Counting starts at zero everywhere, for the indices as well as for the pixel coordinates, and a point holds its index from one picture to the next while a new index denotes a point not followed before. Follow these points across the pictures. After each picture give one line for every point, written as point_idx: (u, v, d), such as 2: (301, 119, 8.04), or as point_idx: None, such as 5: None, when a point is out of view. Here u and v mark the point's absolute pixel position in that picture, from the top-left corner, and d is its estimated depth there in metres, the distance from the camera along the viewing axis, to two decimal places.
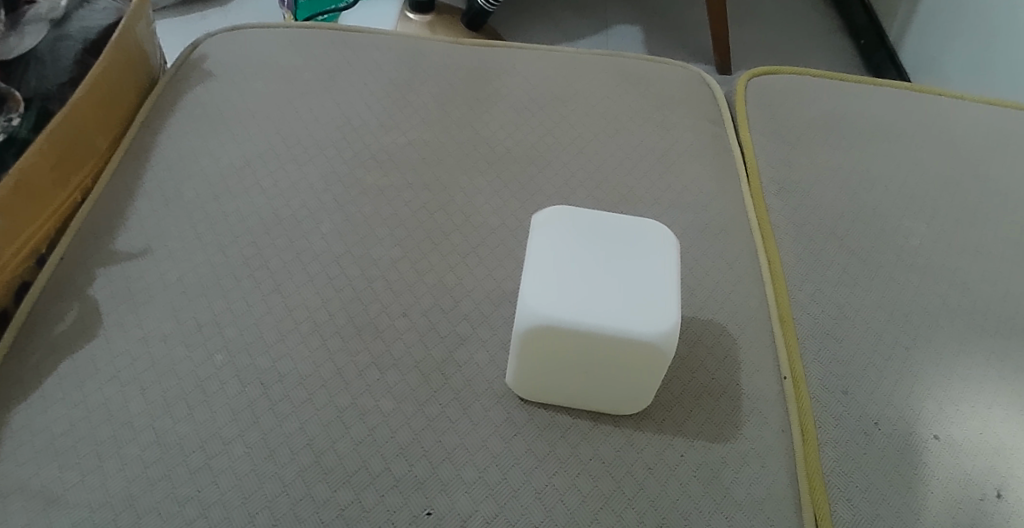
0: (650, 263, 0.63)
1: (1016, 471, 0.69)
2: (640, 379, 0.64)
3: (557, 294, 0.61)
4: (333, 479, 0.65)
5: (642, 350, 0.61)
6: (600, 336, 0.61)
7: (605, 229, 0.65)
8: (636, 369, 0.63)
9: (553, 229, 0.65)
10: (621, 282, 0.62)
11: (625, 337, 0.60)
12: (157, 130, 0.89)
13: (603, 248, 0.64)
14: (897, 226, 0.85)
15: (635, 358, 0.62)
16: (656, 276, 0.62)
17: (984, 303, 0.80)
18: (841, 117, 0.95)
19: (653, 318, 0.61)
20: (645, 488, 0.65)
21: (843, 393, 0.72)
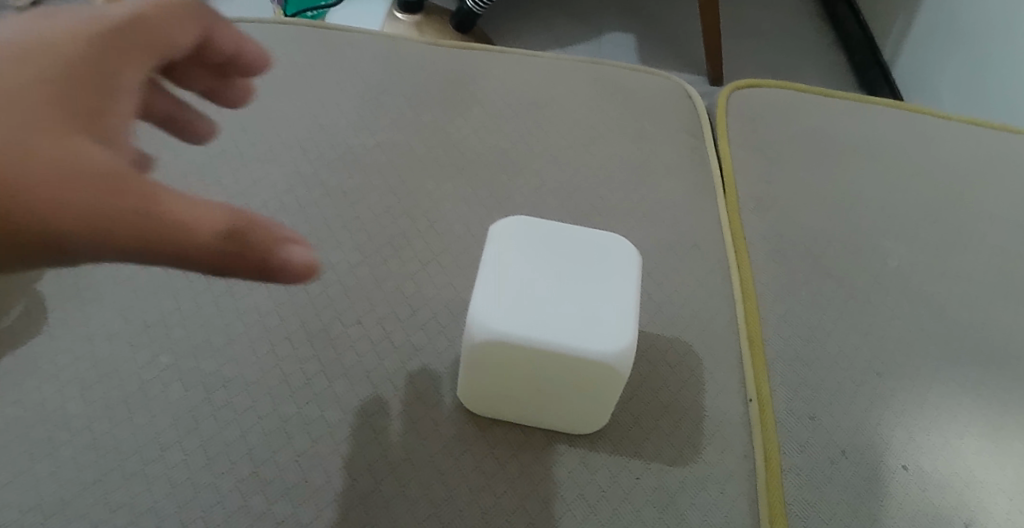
0: (608, 280, 0.60)
1: (984, 506, 0.67)
2: (593, 399, 0.61)
3: (508, 309, 0.58)
4: (271, 491, 0.62)
5: (594, 370, 0.58)
6: (549, 353, 0.58)
7: (564, 243, 0.63)
8: (589, 389, 0.60)
9: (510, 241, 0.62)
10: (576, 298, 0.59)
11: (577, 355, 0.58)
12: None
13: (560, 264, 0.61)
14: (875, 247, 0.83)
15: (589, 379, 0.59)
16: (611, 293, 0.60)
17: (961, 329, 0.77)
18: (824, 133, 0.92)
19: (607, 338, 0.58)
20: (596, 512, 0.62)
21: (809, 418, 0.69)
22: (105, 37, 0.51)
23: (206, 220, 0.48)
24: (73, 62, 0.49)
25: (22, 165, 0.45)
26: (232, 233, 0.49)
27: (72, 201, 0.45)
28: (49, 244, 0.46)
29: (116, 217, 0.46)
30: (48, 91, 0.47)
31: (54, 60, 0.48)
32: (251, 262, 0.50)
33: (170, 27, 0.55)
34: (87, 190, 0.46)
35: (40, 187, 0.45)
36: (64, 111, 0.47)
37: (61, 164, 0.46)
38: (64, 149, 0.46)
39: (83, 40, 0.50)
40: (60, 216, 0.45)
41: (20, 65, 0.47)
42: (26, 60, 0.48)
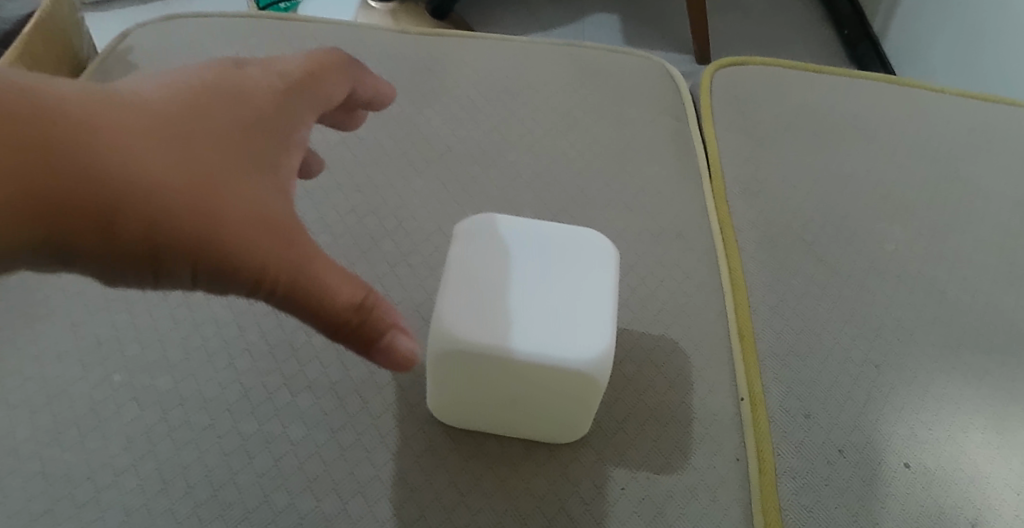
0: (584, 284, 0.56)
1: (993, 503, 0.63)
2: (571, 410, 0.57)
3: (475, 317, 0.54)
4: (230, 516, 0.58)
5: (569, 381, 0.54)
6: (519, 364, 0.53)
7: (537, 243, 0.58)
8: (565, 399, 0.56)
9: (478, 242, 0.58)
10: (551, 305, 0.55)
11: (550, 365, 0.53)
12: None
13: (534, 267, 0.57)
14: (870, 230, 0.78)
15: (565, 390, 0.55)
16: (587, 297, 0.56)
17: (962, 315, 0.73)
18: (813, 112, 0.88)
19: (583, 347, 0.54)
20: (579, 526, 0.58)
21: (804, 417, 0.65)
22: (282, 97, 0.53)
23: (347, 291, 0.48)
24: (268, 120, 0.51)
25: (205, 190, 0.45)
26: (363, 307, 0.48)
27: (250, 240, 0.46)
28: (213, 270, 0.46)
29: (288, 261, 0.47)
30: (233, 132, 0.48)
31: (252, 112, 0.50)
32: (367, 337, 0.49)
33: (333, 90, 0.58)
34: (264, 235, 0.46)
35: (210, 214, 0.45)
36: (241, 151, 0.48)
37: (237, 198, 0.46)
38: (241, 185, 0.47)
39: (269, 95, 0.52)
40: (230, 250, 0.45)
41: (223, 109, 0.49)
42: (226, 103, 0.49)
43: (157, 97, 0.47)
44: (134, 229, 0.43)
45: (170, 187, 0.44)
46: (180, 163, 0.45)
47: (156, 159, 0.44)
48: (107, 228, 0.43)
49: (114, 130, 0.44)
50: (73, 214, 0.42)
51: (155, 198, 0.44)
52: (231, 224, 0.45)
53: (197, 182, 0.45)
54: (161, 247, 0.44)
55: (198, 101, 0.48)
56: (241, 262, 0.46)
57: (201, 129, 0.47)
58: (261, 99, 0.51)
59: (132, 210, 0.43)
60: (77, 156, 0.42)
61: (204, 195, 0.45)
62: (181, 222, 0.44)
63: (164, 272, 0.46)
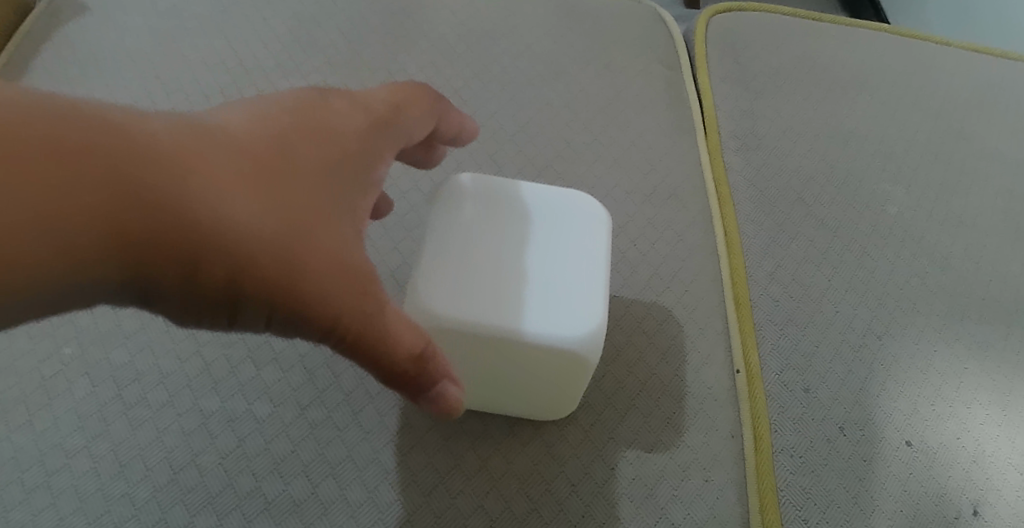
0: (574, 257, 0.51)
1: (996, 482, 0.60)
2: (559, 389, 0.53)
3: (455, 296, 0.49)
4: (192, 501, 0.54)
5: (560, 364, 0.50)
6: (503, 345, 0.49)
7: (523, 213, 0.53)
8: (553, 380, 0.52)
9: (459, 209, 0.52)
10: (540, 281, 0.50)
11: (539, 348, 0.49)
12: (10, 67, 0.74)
13: (520, 239, 0.52)
14: (872, 191, 0.74)
15: (554, 370, 0.50)
16: (577, 270, 0.51)
17: (965, 282, 0.69)
18: (813, 63, 0.83)
19: (574, 326, 0.49)
20: (566, 509, 0.55)
21: (803, 392, 0.62)
22: (373, 123, 0.45)
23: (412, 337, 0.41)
24: (358, 152, 0.43)
25: (293, 234, 0.38)
26: (424, 357, 0.41)
27: (333, 292, 0.39)
28: (291, 321, 0.39)
29: (372, 317, 0.40)
30: (324, 167, 0.41)
31: (339, 140, 0.42)
32: (422, 389, 0.42)
33: (417, 127, 0.48)
34: (349, 287, 0.39)
35: (296, 262, 0.38)
36: (330, 189, 0.41)
37: (325, 245, 0.39)
38: (330, 230, 0.39)
39: (360, 122, 0.44)
40: (312, 303, 0.38)
41: (312, 137, 0.41)
42: (314, 130, 0.42)
43: (235, 122, 0.40)
44: (212, 275, 0.37)
45: (256, 230, 0.37)
46: (265, 202, 0.38)
47: (240, 196, 0.37)
48: (182, 274, 0.36)
49: (194, 161, 0.36)
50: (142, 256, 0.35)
51: (237, 244, 0.36)
52: (318, 274, 0.38)
53: (282, 224, 0.38)
54: (240, 295, 0.37)
55: (284, 130, 0.41)
56: (320, 316, 0.38)
57: (290, 161, 0.40)
58: (352, 128, 0.44)
59: (211, 256, 0.36)
60: (151, 193, 0.35)
61: (289, 242, 0.38)
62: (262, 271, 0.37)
63: (239, 320, 0.39)
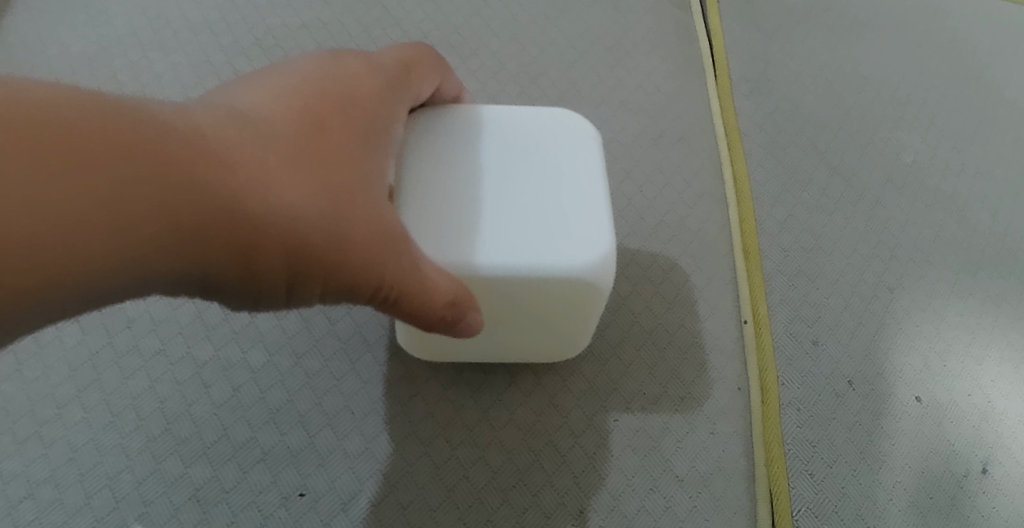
0: (569, 176, 0.46)
1: (1007, 441, 0.58)
2: (568, 325, 0.49)
3: (444, 229, 0.44)
4: (187, 451, 0.53)
5: (574, 295, 0.46)
6: (507, 286, 0.45)
7: (508, 132, 0.48)
8: (566, 314, 0.48)
9: (439, 138, 0.47)
10: (535, 205, 0.45)
11: (550, 282, 0.44)
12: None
13: (508, 161, 0.47)
14: (887, 138, 0.71)
15: (559, 301, 0.46)
16: (574, 189, 0.46)
17: (982, 235, 0.66)
18: (828, 5, 0.79)
19: (577, 250, 0.44)
20: (569, 462, 0.54)
21: (811, 344, 0.60)
22: (393, 85, 0.44)
23: (446, 285, 0.41)
24: (382, 115, 0.42)
25: (338, 210, 0.38)
26: (458, 301, 0.42)
27: (382, 265, 0.39)
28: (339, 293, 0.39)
29: (413, 281, 0.40)
30: (355, 137, 0.40)
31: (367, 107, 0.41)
32: (451, 327, 0.43)
33: (420, 83, 0.46)
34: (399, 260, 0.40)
35: (348, 238, 0.38)
36: (364, 156, 0.40)
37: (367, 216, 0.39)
38: (368, 197, 0.39)
39: (381, 86, 0.43)
40: (364, 274, 0.38)
41: (338, 107, 0.40)
42: (338, 101, 0.40)
43: (261, 97, 0.39)
44: (270, 264, 0.36)
45: (300, 217, 0.36)
46: (308, 181, 0.37)
47: (277, 182, 0.36)
48: (232, 262, 0.36)
49: (232, 153, 0.35)
50: (201, 252, 0.34)
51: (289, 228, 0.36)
52: (359, 248, 0.38)
53: (327, 202, 0.37)
54: (297, 276, 0.37)
55: (311, 103, 0.39)
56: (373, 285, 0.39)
57: (322, 135, 0.39)
58: (372, 89, 0.42)
59: (263, 242, 0.36)
60: (195, 187, 0.34)
61: (335, 217, 0.37)
62: (317, 253, 0.37)
63: (298, 300, 0.39)
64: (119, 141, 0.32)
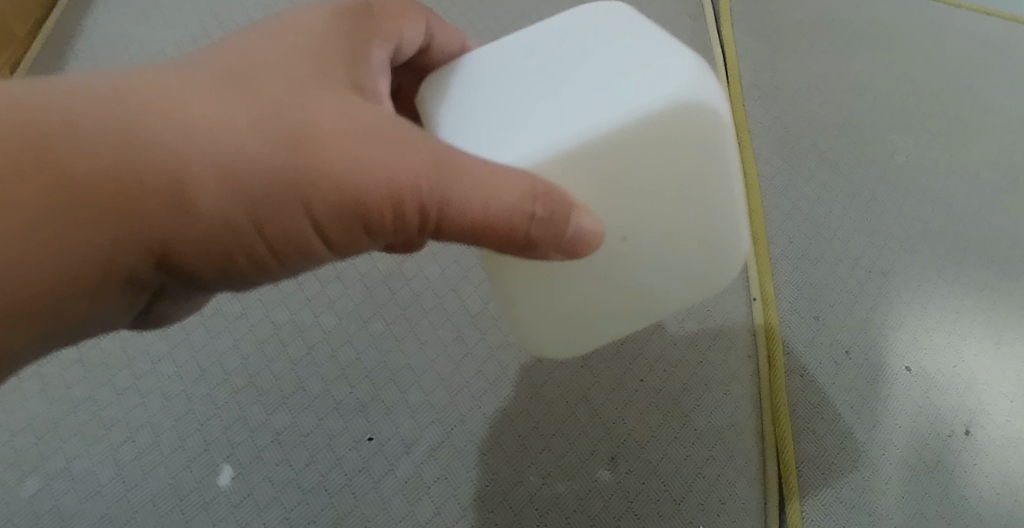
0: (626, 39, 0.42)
1: (987, 407, 0.66)
2: (693, 221, 0.42)
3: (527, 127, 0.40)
4: (268, 401, 0.61)
5: (685, 148, 0.40)
6: (614, 167, 0.39)
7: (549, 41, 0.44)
8: (688, 197, 0.41)
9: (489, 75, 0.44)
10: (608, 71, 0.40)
11: (652, 135, 0.39)
12: (87, 30, 0.83)
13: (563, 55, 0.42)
14: (882, 141, 0.79)
15: (672, 154, 0.39)
16: (637, 42, 0.41)
17: (967, 228, 0.74)
18: (831, 19, 0.87)
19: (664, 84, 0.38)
20: (601, 415, 0.62)
21: (813, 318, 0.68)
22: (340, 24, 0.45)
23: (519, 178, 0.38)
24: (318, 43, 0.43)
25: (280, 132, 0.39)
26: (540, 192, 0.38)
27: (340, 176, 0.39)
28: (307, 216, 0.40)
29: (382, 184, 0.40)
30: (285, 60, 0.41)
31: (307, 44, 0.43)
32: (555, 232, 0.39)
33: (383, 20, 0.48)
34: (362, 165, 0.39)
35: (288, 149, 0.39)
36: (298, 74, 0.41)
37: (303, 123, 0.39)
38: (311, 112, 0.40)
39: (324, 26, 0.44)
40: (324, 186, 0.39)
41: (274, 49, 0.42)
42: (278, 45, 0.42)
43: (201, 55, 0.41)
44: (216, 201, 0.38)
45: (238, 149, 0.38)
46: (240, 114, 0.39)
47: (210, 122, 0.38)
48: (178, 207, 0.38)
49: (163, 105, 0.38)
50: (144, 205, 0.37)
51: (228, 161, 0.38)
52: (303, 164, 0.39)
53: (256, 122, 0.39)
54: (255, 209, 0.39)
55: (247, 52, 0.42)
56: (335, 197, 0.39)
57: (255, 74, 0.40)
58: (313, 30, 0.44)
59: (200, 178, 0.38)
60: (128, 142, 0.37)
61: (277, 138, 0.39)
62: (261, 174, 0.38)
63: (277, 242, 0.41)
64: (39, 122, 0.36)
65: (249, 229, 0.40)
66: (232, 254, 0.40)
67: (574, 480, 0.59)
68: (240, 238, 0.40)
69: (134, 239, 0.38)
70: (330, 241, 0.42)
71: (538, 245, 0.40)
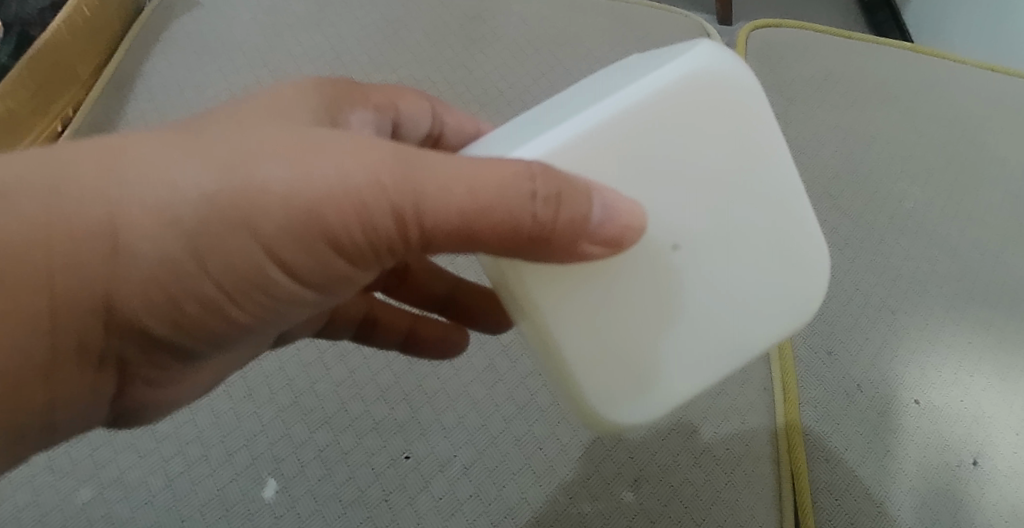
0: (621, 68, 0.49)
1: (994, 439, 0.69)
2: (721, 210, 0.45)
3: (549, 121, 0.45)
4: (312, 420, 0.65)
5: (695, 115, 0.44)
6: (632, 142, 0.43)
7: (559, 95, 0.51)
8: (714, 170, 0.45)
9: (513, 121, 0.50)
10: (611, 80, 0.46)
11: (663, 105, 0.43)
12: (142, 58, 0.86)
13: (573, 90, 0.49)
14: (891, 188, 0.83)
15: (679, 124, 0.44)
16: (629, 66, 0.48)
17: (973, 271, 0.78)
18: (844, 74, 0.91)
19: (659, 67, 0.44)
20: (624, 440, 0.65)
21: (826, 353, 0.72)
22: (297, 100, 0.51)
23: (517, 161, 0.41)
24: (271, 110, 0.48)
25: (213, 168, 0.42)
26: (537, 173, 0.41)
27: (268, 202, 0.42)
28: (243, 248, 0.43)
29: (308, 207, 0.42)
30: (237, 120, 0.46)
31: (261, 111, 0.48)
32: (571, 211, 0.41)
33: (373, 96, 0.57)
34: (294, 188, 0.42)
35: (224, 179, 0.42)
36: (243, 124, 0.45)
37: (240, 151, 0.42)
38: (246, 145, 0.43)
39: (282, 100, 0.50)
40: (253, 215, 0.42)
41: (230, 115, 0.47)
42: (234, 112, 0.47)
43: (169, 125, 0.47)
44: (156, 239, 0.42)
45: (174, 189, 0.42)
46: (181, 157, 0.43)
47: (154, 166, 0.42)
48: (124, 245, 0.42)
49: (118, 155, 0.43)
50: (83, 252, 0.42)
51: (165, 202, 0.42)
52: (234, 197, 0.42)
53: (196, 161, 0.42)
54: (194, 243, 0.43)
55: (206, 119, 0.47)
56: (275, 218, 0.42)
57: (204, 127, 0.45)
58: (269, 103, 0.49)
59: (142, 219, 0.42)
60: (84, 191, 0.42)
61: (212, 174, 0.42)
62: (196, 207, 0.42)
63: (224, 275, 0.44)
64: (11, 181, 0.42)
65: (193, 264, 0.43)
66: (181, 293, 0.44)
67: (598, 501, 0.63)
68: (183, 275, 0.43)
69: (81, 285, 0.43)
70: (285, 266, 0.44)
71: (562, 235, 0.42)
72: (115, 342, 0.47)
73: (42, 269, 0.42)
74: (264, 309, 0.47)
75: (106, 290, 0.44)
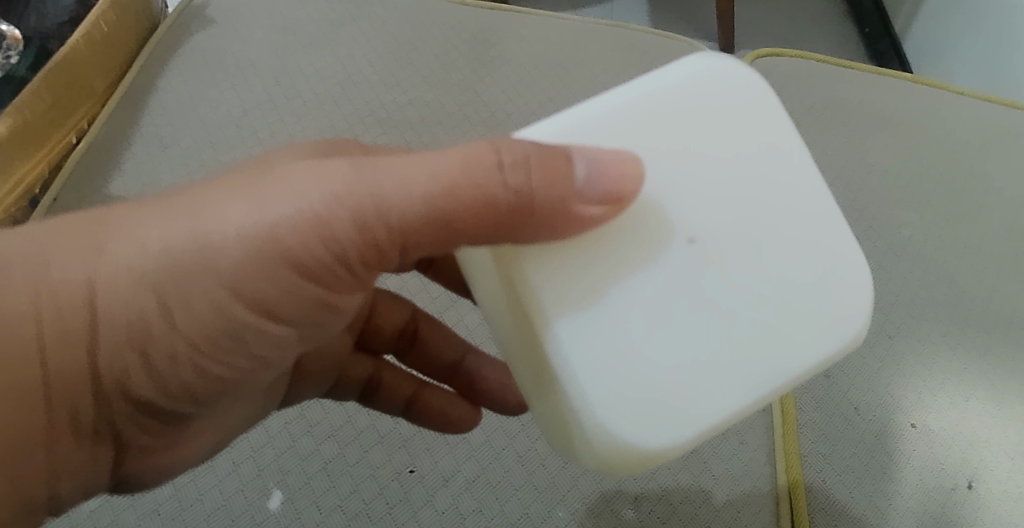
0: None
1: (988, 464, 0.70)
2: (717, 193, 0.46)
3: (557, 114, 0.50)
4: (319, 432, 0.66)
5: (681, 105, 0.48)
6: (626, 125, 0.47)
7: None
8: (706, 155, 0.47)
9: None
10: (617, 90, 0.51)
11: (651, 98, 0.48)
12: (156, 74, 0.88)
13: None
14: (889, 216, 0.85)
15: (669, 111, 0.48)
16: None
17: (970, 297, 0.79)
18: (846, 102, 0.92)
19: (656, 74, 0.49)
20: None
21: (824, 377, 0.73)
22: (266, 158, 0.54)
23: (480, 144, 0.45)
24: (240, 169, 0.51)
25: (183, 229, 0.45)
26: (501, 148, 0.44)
27: (233, 254, 0.45)
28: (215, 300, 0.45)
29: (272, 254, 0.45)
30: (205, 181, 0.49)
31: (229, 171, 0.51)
32: (543, 174, 0.44)
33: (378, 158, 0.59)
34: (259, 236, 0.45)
35: (193, 241, 0.45)
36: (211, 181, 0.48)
37: (202, 214, 0.45)
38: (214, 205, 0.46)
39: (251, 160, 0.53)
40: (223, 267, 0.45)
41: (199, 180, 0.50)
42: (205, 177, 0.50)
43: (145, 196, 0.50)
44: (132, 301, 0.45)
45: (146, 254, 0.45)
46: (152, 224, 0.46)
47: (129, 235, 0.45)
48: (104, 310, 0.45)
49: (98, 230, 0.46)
50: (67, 322, 0.45)
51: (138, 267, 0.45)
52: (202, 254, 0.45)
53: (167, 226, 0.45)
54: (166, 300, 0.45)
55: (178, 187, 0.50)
56: (236, 254, 0.45)
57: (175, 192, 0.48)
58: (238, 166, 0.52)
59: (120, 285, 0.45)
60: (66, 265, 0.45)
61: (183, 233, 0.45)
62: (162, 259, 0.45)
63: (197, 330, 0.46)
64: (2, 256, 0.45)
65: (165, 321, 0.46)
66: (156, 351, 0.46)
67: (599, 518, 0.64)
68: (160, 332, 0.46)
69: (69, 358, 0.45)
70: (255, 305, 0.46)
71: (539, 196, 0.44)
72: (106, 413, 0.49)
73: (30, 341, 0.45)
74: (243, 358, 0.48)
75: (88, 358, 0.46)
